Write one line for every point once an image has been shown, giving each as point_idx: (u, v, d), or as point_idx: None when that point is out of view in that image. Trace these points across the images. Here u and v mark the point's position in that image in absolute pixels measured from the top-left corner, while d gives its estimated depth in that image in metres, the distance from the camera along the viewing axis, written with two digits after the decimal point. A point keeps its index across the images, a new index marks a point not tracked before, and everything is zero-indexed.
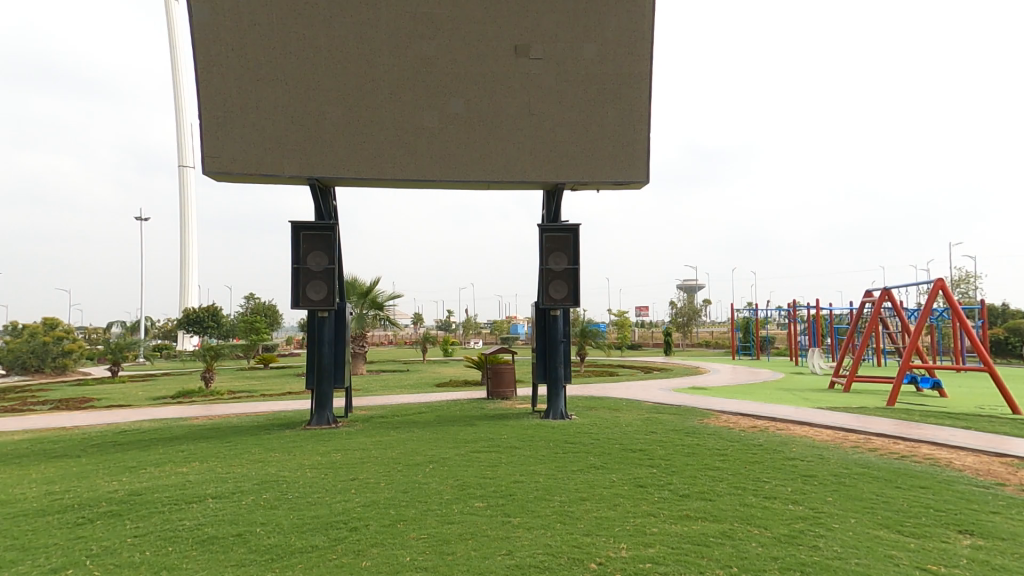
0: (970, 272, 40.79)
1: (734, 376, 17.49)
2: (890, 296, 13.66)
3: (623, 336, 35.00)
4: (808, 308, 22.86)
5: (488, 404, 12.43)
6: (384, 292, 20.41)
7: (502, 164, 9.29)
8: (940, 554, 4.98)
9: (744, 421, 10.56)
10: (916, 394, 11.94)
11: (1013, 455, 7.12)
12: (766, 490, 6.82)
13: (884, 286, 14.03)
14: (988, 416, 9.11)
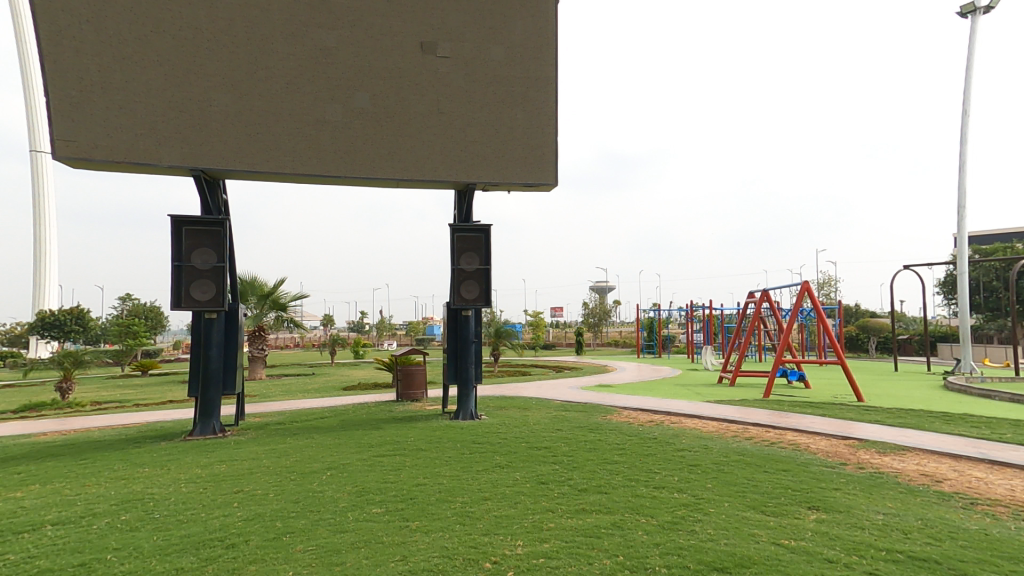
0: (833, 277, 46.25)
1: (639, 373, 18.47)
2: (769, 297, 15.04)
3: (536, 336, 35.85)
4: (703, 309, 24.74)
5: (397, 407, 12.19)
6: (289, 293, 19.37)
7: (411, 162, 8.98)
8: (792, 529, 5.59)
9: (642, 416, 11.19)
10: (788, 386, 13.33)
11: (856, 438, 8.15)
12: (655, 480, 7.28)
13: (764, 288, 15.43)
14: (841, 403, 10.39)
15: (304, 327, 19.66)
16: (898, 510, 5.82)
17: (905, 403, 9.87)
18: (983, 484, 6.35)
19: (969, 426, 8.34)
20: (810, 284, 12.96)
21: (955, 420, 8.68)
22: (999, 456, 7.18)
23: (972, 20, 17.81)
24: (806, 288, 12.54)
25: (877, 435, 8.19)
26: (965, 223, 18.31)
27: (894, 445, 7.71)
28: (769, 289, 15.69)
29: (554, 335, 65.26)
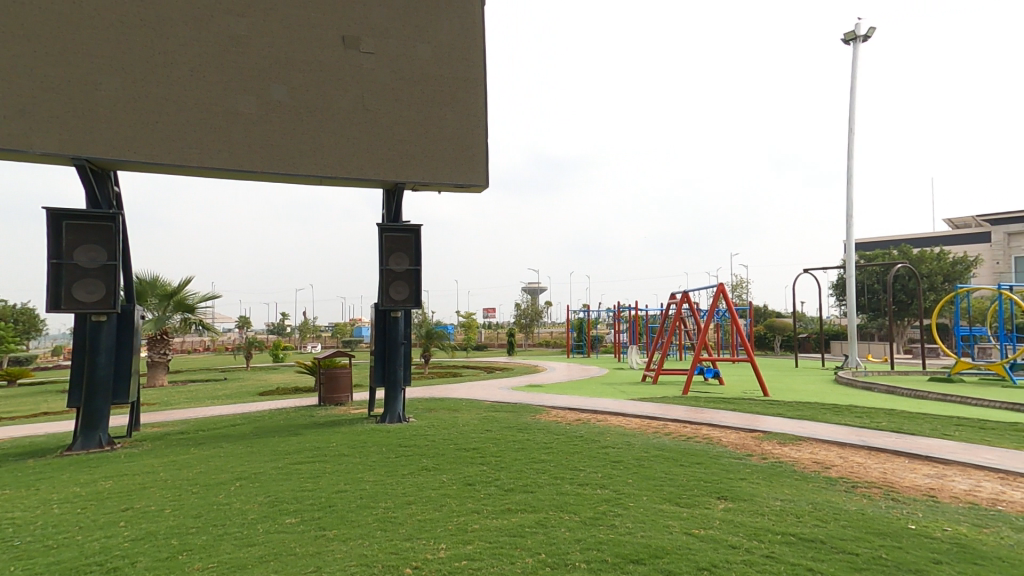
0: (744, 279, 49.58)
1: (568, 373, 18.82)
2: (690, 298, 15.81)
3: (468, 337, 35.71)
4: (629, 310, 25.72)
5: (319, 411, 11.64)
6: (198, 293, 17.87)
7: (333, 157, 8.52)
8: (702, 519, 5.85)
9: (570, 415, 11.39)
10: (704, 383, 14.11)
11: (761, 430, 8.74)
12: (579, 478, 7.36)
13: (685, 290, 16.18)
14: (750, 398, 11.12)
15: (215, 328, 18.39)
16: (793, 496, 6.30)
17: (804, 397, 10.74)
18: (865, 470, 7.04)
19: (855, 416, 9.23)
20: (725, 286, 13.73)
21: (844, 411, 9.58)
22: (879, 443, 8.00)
23: (854, 46, 19.75)
24: (721, 290, 13.28)
25: (779, 428, 8.83)
26: (853, 231, 20.26)
27: (794, 436, 8.34)
28: (689, 290, 16.48)
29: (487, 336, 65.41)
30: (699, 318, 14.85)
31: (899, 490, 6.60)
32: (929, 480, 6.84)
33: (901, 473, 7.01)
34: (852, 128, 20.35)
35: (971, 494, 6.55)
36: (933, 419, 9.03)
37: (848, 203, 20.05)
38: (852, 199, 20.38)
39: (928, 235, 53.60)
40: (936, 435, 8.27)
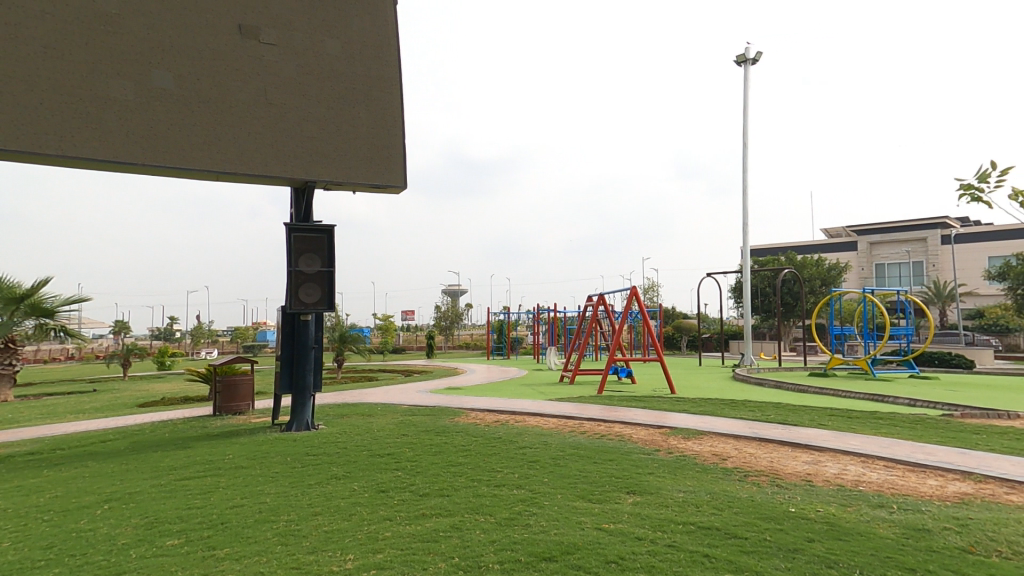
0: (654, 283, 52.41)
1: (487, 375, 18.76)
2: (605, 301, 16.36)
3: (386, 340, 34.63)
4: (548, 312, 26.26)
5: (213, 422, 10.70)
6: (58, 296, 15.99)
7: (232, 152, 7.88)
8: (612, 513, 5.95)
9: (489, 417, 11.33)
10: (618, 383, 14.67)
11: (669, 427, 9.18)
12: (498, 479, 7.00)
13: (601, 292, 16.70)
14: (659, 396, 11.69)
15: (81, 335, 16.43)
16: (694, 487, 6.68)
17: (705, 394, 11.49)
18: (756, 460, 7.62)
19: (749, 411, 9.99)
20: (637, 289, 14.32)
21: (740, 406, 10.36)
22: (769, 435, 8.72)
23: (745, 68, 21.52)
24: (634, 293, 13.84)
25: (685, 423, 9.35)
26: (749, 239, 22.03)
27: (697, 431, 8.86)
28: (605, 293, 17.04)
29: (406, 338, 63.98)
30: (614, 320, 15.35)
31: (783, 477, 7.22)
32: (808, 466, 7.57)
33: (785, 461, 7.69)
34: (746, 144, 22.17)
35: (841, 477, 7.33)
36: (813, 411, 10.03)
37: (744, 211, 21.71)
38: (747, 209, 22.17)
39: (808, 243, 59.88)
40: (815, 425, 9.19)
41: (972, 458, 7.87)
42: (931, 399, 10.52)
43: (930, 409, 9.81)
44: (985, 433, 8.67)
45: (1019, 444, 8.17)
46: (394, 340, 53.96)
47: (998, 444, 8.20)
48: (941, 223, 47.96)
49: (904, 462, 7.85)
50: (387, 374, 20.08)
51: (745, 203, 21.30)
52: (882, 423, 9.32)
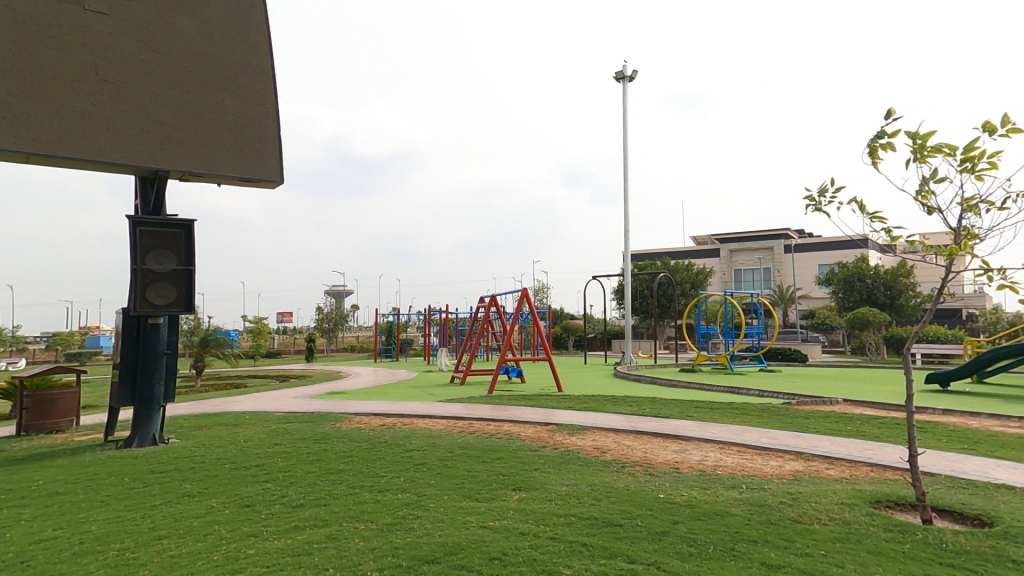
0: (543, 286, 54.15)
1: (374, 378, 17.99)
2: (498, 302, 16.49)
3: (257, 344, 31.68)
4: (439, 313, 26.00)
5: (18, 444, 8.99)
6: None
7: (55, 130, 6.69)
8: (498, 511, 5.92)
9: (374, 421, 10.86)
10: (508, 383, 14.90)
11: (555, 423, 9.48)
12: (380, 484, 6.66)
13: (494, 294, 16.81)
14: (545, 395, 12.05)
15: None
16: (576, 480, 6.97)
17: (587, 391, 12.07)
18: (633, 452, 8.12)
19: (628, 406, 10.68)
20: (528, 290, 14.61)
21: (620, 402, 11.04)
22: (644, 427, 9.38)
23: (624, 85, 23.11)
24: (525, 294, 14.13)
25: (570, 420, 9.73)
26: (630, 243, 23.63)
27: (580, 427, 9.25)
28: (497, 294, 17.17)
29: (283, 340, 59.33)
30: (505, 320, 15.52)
31: (655, 466, 7.82)
32: (675, 455, 8.27)
33: (657, 451, 8.32)
34: (626, 155, 23.80)
35: (702, 463, 8.11)
36: (681, 404, 11.02)
37: (626, 218, 23.14)
38: (628, 216, 23.79)
39: (680, 249, 65.84)
40: (682, 417, 10.09)
41: (804, 439, 9.18)
42: (775, 390, 12.09)
43: (774, 398, 11.25)
44: (814, 417, 10.16)
45: (838, 425, 9.70)
46: (270, 344, 49.62)
47: (823, 427, 9.65)
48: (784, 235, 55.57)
49: (752, 446, 8.92)
50: (259, 380, 18.42)
51: (627, 211, 22.73)
52: (736, 412, 10.50)
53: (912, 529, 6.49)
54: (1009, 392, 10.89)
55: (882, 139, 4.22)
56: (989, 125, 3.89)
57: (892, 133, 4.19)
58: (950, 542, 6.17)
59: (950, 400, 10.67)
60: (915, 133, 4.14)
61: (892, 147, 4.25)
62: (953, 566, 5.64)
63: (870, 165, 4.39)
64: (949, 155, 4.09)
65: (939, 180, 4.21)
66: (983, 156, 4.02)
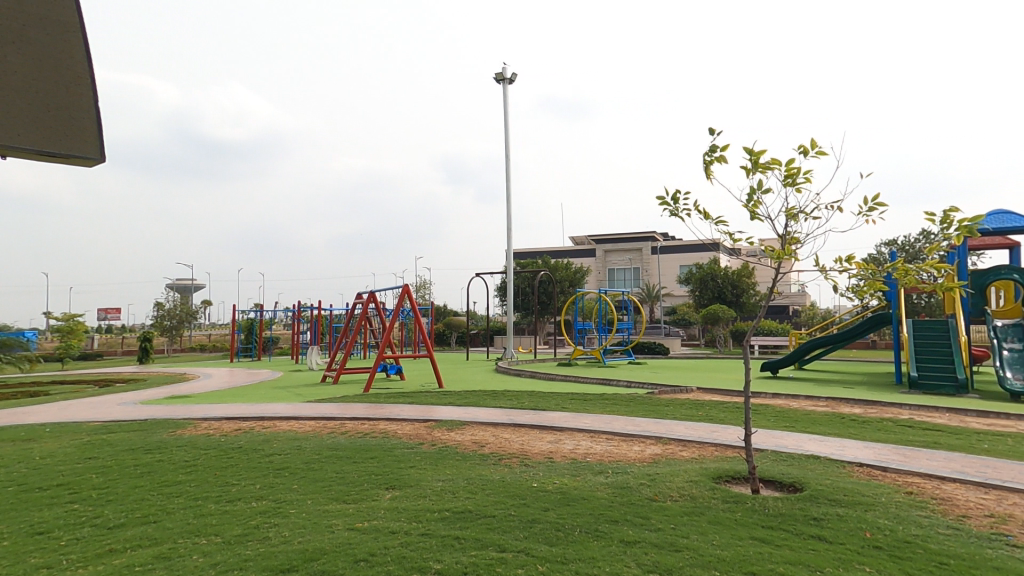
0: (424, 283, 53.55)
1: (227, 380, 16.59)
2: (375, 299, 15.93)
3: (72, 346, 27.24)
4: (311, 309, 24.64)
5: None
6: None
7: None
8: (368, 511, 5.77)
9: (226, 426, 10.02)
10: (385, 381, 14.60)
11: (433, 419, 9.48)
12: (230, 494, 6.16)
13: (372, 291, 16.22)
14: (425, 392, 11.99)
15: None
16: (453, 475, 7.04)
17: (466, 387, 12.23)
18: (510, 445, 8.40)
19: (507, 400, 11.01)
20: (409, 287, 14.37)
21: (500, 396, 11.37)
22: (521, 420, 9.74)
23: (503, 85, 23.62)
24: (406, 290, 13.89)
25: (449, 416, 9.78)
26: (512, 242, 24.32)
27: (459, 422, 9.36)
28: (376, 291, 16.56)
29: (112, 341, 51.51)
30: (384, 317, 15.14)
31: (530, 456, 8.17)
32: (550, 445, 8.71)
33: (533, 443, 8.70)
34: (508, 155, 24.39)
35: (574, 452, 8.63)
36: (557, 396, 11.60)
37: (510, 215, 23.65)
38: (511, 216, 24.43)
39: (559, 249, 68.99)
40: (558, 409, 10.63)
41: (663, 425, 10.15)
42: (641, 381, 13.22)
43: (639, 389, 12.29)
44: (672, 405, 11.28)
45: (691, 411, 10.87)
46: (94, 345, 42.79)
47: (679, 413, 10.76)
48: (652, 238, 60.82)
49: (619, 433, 9.67)
50: (72, 387, 15.77)
51: (511, 209, 23.24)
52: (606, 403, 11.31)
53: (744, 498, 7.51)
54: (822, 377, 13.00)
55: (714, 154, 4.81)
56: (804, 147, 4.55)
57: (722, 149, 4.77)
58: (772, 507, 7.22)
59: (778, 385, 12.46)
60: (748, 150, 4.74)
61: (722, 160, 4.84)
62: (773, 527, 6.61)
63: (706, 177, 4.97)
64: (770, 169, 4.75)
65: (763, 192, 4.88)
66: (799, 171, 4.71)
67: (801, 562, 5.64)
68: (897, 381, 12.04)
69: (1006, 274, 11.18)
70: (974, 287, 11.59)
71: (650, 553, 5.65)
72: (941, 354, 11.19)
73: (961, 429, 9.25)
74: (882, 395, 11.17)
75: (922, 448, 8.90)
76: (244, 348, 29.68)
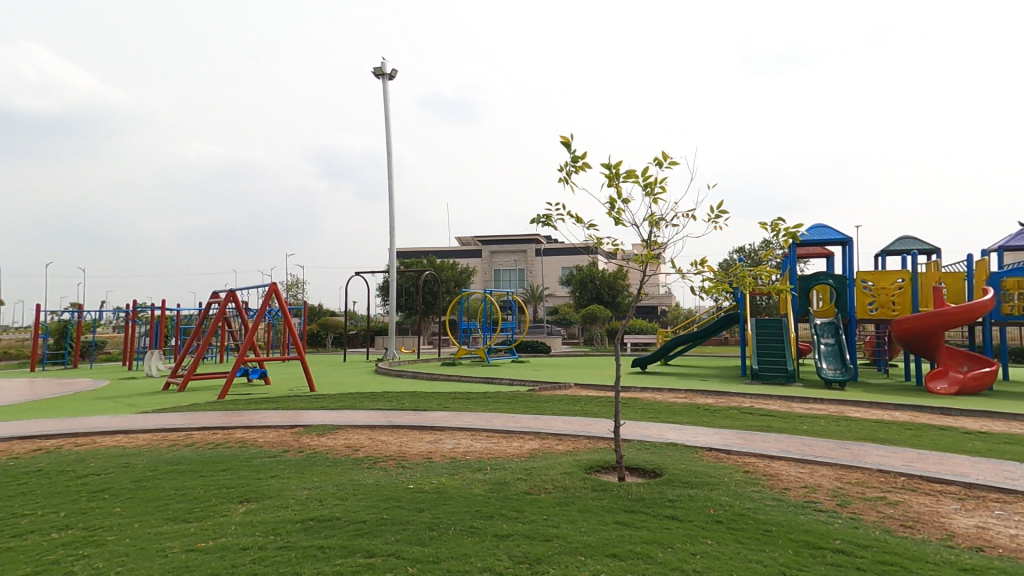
0: (292, 282, 50.82)
1: (29, 392, 14.28)
2: (235, 298, 14.73)
3: None
4: (152, 308, 22.16)
5: None
6: None
7: None
8: (214, 529, 5.34)
9: (24, 447, 8.64)
10: (245, 386, 13.62)
11: (302, 424, 9.01)
12: (21, 526, 5.34)
13: (232, 289, 14.97)
14: (292, 396, 11.36)
15: None
16: (321, 482, 6.74)
17: (342, 390, 11.78)
18: (387, 447, 8.24)
19: (386, 401, 10.79)
20: (277, 284, 13.52)
21: (379, 397, 11.12)
22: (401, 421, 9.61)
23: (383, 81, 23.09)
24: (275, 287, 13.09)
25: (320, 420, 9.36)
26: (394, 241, 23.86)
27: (331, 426, 9.00)
28: (236, 289, 15.30)
29: None
30: (246, 317, 13.90)
31: (407, 458, 8.07)
32: (429, 445, 8.68)
33: (412, 444, 8.61)
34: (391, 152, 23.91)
35: (453, 450, 8.68)
36: (439, 396, 11.61)
37: (394, 213, 23.15)
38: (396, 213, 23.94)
39: (445, 249, 68.98)
40: (439, 408, 10.64)
41: (542, 421, 10.58)
42: (523, 378, 13.69)
43: (522, 386, 12.71)
44: (551, 400, 11.82)
45: (568, 406, 11.47)
46: None
47: (557, 408, 11.30)
48: (537, 241, 63.18)
49: (498, 430, 9.89)
50: None
51: (394, 207, 22.79)
52: (488, 401, 11.54)
53: (610, 486, 8.08)
54: (682, 371, 14.41)
55: (573, 164, 5.12)
56: (657, 159, 4.98)
57: (582, 159, 5.09)
58: (634, 492, 7.85)
59: (645, 379, 13.54)
60: (608, 163, 5.09)
61: (582, 169, 5.16)
62: (634, 511, 7.19)
63: (570, 186, 5.28)
64: (629, 180, 5.13)
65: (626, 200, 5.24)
66: (656, 181, 5.14)
67: (655, 540, 6.17)
68: (743, 373, 13.72)
69: (824, 279, 13.20)
70: (801, 290, 13.51)
71: (521, 544, 5.86)
72: (776, 349, 12.93)
73: (789, 414, 10.75)
74: (727, 386, 12.64)
75: (758, 431, 10.20)
76: (54, 354, 25.59)
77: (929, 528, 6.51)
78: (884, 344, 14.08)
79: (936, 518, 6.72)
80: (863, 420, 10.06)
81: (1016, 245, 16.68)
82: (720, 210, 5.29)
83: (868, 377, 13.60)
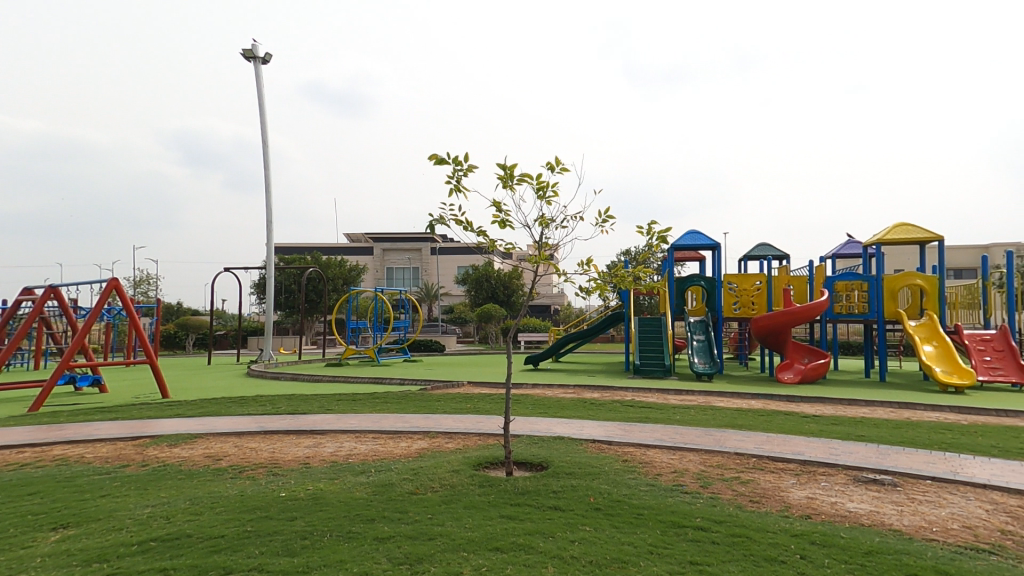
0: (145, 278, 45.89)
1: None
2: (56, 297, 12.82)
3: None
4: None
5: None
6: None
7: None
8: (10, 564, 4.67)
9: None
10: (72, 395, 11.98)
11: (149, 435, 8.14)
12: None
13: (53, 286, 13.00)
14: (136, 405, 10.23)
15: None
16: (168, 498, 6.13)
17: (207, 395, 10.83)
18: (255, 454, 7.70)
19: (256, 406, 10.08)
20: (117, 280, 12.02)
21: (250, 402, 10.36)
22: (275, 427, 9.03)
23: (255, 64, 21.58)
24: (115, 284, 11.66)
25: (174, 429, 8.52)
26: (273, 235, 22.34)
27: (189, 435, 8.22)
28: (60, 286, 13.33)
29: None
30: (73, 317, 12.15)
31: (281, 464, 7.58)
32: (308, 450, 8.22)
33: (287, 449, 8.12)
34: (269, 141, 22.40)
35: (335, 454, 8.30)
36: (322, 398, 11.09)
37: (271, 207, 21.70)
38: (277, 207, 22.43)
39: (334, 245, 66.11)
40: (322, 411, 10.16)
41: (432, 420, 10.48)
42: (414, 377, 13.48)
43: (413, 385, 12.50)
44: (443, 399, 11.75)
45: (460, 404, 11.48)
46: None
47: (449, 407, 11.26)
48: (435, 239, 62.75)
49: (386, 431, 9.63)
50: None
51: (270, 200, 21.38)
52: (376, 402, 11.20)
53: (498, 481, 8.18)
54: (569, 368, 15.00)
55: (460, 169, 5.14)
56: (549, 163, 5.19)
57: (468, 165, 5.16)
58: (521, 486, 8.02)
59: (537, 376, 13.94)
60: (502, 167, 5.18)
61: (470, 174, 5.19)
62: (519, 504, 7.33)
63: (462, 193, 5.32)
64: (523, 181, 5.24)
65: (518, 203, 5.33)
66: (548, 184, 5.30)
67: (538, 530, 6.35)
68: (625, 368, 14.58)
69: (697, 280, 14.41)
70: (677, 291, 14.64)
71: (402, 546, 5.72)
72: (653, 346, 13.88)
73: (665, 405, 11.64)
74: (607, 381, 13.37)
75: (637, 422, 10.91)
76: None
77: (771, 501, 7.34)
78: (745, 340, 15.70)
79: (777, 492, 7.59)
80: (725, 409, 11.13)
81: (847, 252, 19.47)
82: (606, 215, 5.61)
83: (732, 369, 15.15)
